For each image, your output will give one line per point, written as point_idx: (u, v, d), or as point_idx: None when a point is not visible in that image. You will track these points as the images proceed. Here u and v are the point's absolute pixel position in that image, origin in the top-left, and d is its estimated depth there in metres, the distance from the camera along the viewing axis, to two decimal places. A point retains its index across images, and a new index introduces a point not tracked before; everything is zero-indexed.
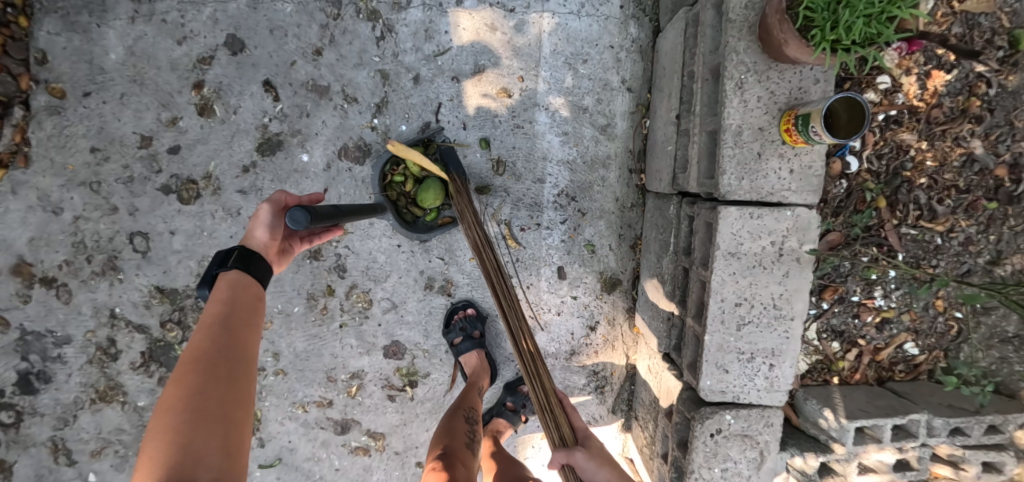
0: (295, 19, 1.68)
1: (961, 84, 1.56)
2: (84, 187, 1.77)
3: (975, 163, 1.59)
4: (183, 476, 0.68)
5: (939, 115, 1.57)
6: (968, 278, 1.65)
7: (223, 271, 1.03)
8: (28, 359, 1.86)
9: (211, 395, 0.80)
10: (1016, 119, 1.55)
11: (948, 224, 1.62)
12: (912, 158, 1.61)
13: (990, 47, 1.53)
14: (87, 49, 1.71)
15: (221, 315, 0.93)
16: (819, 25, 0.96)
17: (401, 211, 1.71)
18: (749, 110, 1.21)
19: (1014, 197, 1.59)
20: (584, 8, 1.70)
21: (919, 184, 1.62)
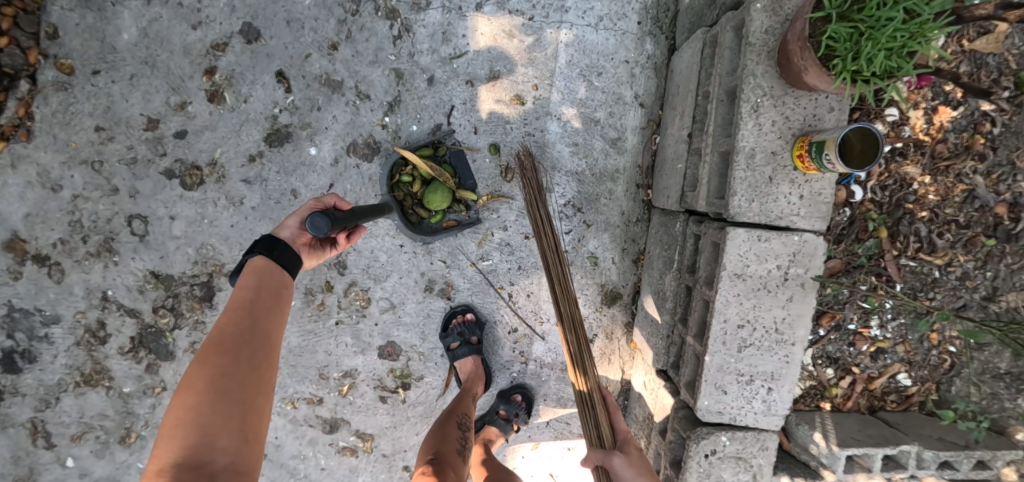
0: (314, 12, 1.68)
1: (967, 121, 1.58)
2: (86, 165, 1.75)
3: (976, 200, 1.61)
4: (200, 455, 0.78)
5: (943, 151, 1.59)
6: (964, 313, 1.66)
7: (253, 254, 1.11)
8: (15, 336, 1.82)
9: (232, 377, 0.88)
10: (1019, 160, 1.56)
11: (947, 258, 1.64)
12: (915, 191, 1.63)
13: (997, 87, 1.55)
14: (101, 27, 1.70)
15: (246, 301, 1.01)
16: (841, 55, 0.96)
17: (405, 212, 1.69)
18: (763, 133, 1.22)
19: (1012, 236, 1.60)
20: (603, 22, 1.72)
21: (920, 217, 1.63)
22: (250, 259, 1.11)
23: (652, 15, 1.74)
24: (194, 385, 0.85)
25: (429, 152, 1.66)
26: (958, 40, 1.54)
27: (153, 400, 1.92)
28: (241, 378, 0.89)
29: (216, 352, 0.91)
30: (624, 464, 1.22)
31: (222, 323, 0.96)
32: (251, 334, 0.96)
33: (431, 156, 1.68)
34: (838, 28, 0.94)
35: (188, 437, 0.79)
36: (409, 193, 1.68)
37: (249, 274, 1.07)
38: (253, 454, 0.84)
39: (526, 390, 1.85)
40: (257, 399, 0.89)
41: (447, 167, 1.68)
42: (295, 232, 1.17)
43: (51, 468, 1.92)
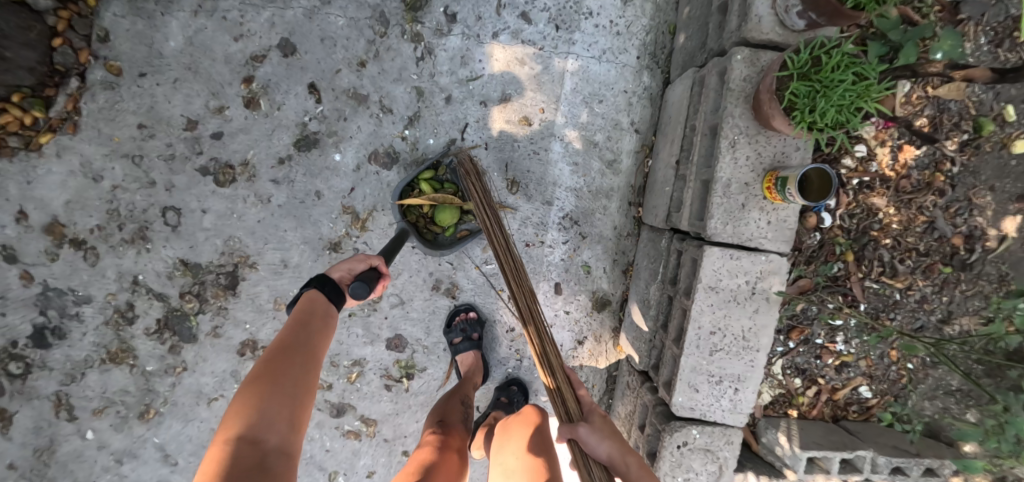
0: (346, 32, 1.85)
1: (929, 160, 1.81)
2: (127, 159, 1.90)
3: (935, 230, 1.82)
4: (257, 433, 1.01)
5: (907, 186, 1.81)
6: (921, 333, 1.86)
7: (308, 287, 1.39)
8: (46, 314, 1.96)
9: (289, 378, 1.13)
10: (974, 196, 1.78)
11: (907, 282, 1.83)
12: (880, 220, 1.82)
13: (958, 129, 1.78)
14: (149, 34, 1.86)
15: (301, 321, 1.28)
16: (800, 108, 1.17)
17: (421, 231, 1.86)
18: (738, 166, 1.41)
19: (967, 265, 1.81)
20: (605, 55, 1.91)
21: (884, 244, 1.83)
22: (306, 291, 1.38)
23: (650, 51, 1.93)
24: (259, 380, 1.11)
25: (431, 174, 1.81)
26: (923, 86, 1.76)
27: (173, 379, 2.06)
28: (295, 381, 1.14)
29: (278, 358, 1.17)
30: (592, 433, 1.23)
31: (283, 338, 1.22)
32: (304, 349, 1.22)
33: (434, 177, 1.83)
34: (798, 86, 1.15)
35: (250, 417, 1.03)
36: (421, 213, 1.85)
37: (304, 301, 1.34)
38: (296, 441, 1.06)
39: (521, 383, 2.03)
40: (304, 399, 1.13)
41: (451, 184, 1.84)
42: (343, 274, 1.46)
43: (71, 440, 2.04)
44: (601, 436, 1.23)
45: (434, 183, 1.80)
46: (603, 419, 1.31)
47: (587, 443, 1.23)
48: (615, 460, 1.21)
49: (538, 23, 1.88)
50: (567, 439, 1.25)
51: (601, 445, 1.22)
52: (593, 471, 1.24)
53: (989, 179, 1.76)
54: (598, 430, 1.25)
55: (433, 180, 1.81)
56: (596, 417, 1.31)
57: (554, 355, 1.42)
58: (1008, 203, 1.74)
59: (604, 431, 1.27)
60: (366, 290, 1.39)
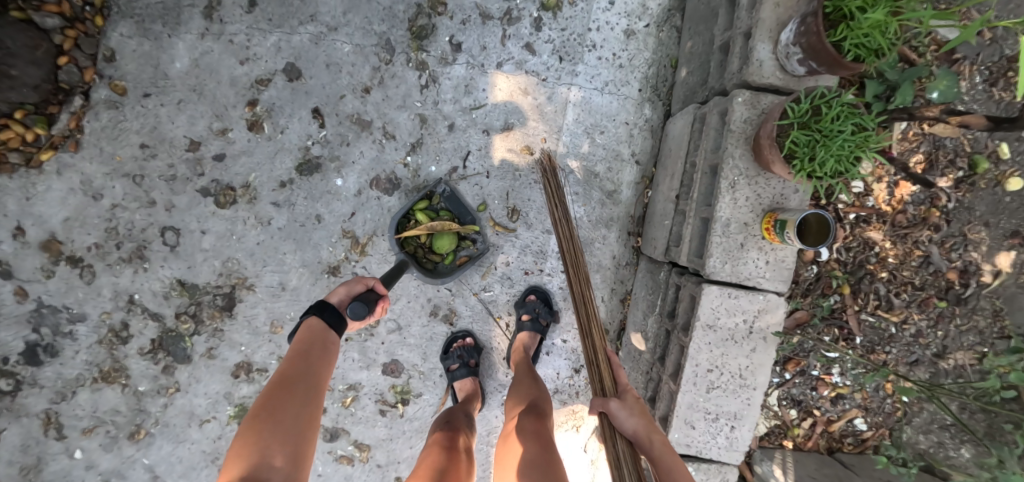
0: (351, 59, 1.87)
1: (925, 195, 1.80)
2: (127, 178, 1.90)
3: (930, 265, 1.82)
4: (261, 470, 1.09)
5: (903, 220, 1.81)
6: (915, 367, 1.86)
7: (308, 317, 1.49)
8: (40, 331, 1.94)
9: (289, 415, 1.22)
10: (969, 232, 1.79)
11: (902, 315, 1.84)
12: (877, 253, 1.83)
13: (953, 166, 1.79)
14: (155, 54, 1.86)
15: (301, 352, 1.37)
16: (799, 157, 1.19)
17: (421, 261, 1.89)
18: (738, 206, 1.42)
19: (962, 299, 1.82)
20: (608, 86, 1.93)
21: (880, 277, 1.84)
22: (305, 321, 1.47)
23: (652, 83, 1.95)
24: (261, 417, 1.19)
25: (425, 204, 1.86)
26: (919, 124, 1.78)
27: (165, 399, 2.04)
28: (296, 417, 1.23)
29: (279, 394, 1.25)
30: (622, 408, 1.31)
31: (283, 371, 1.31)
32: (304, 381, 1.31)
33: (428, 206, 1.88)
34: (797, 136, 1.17)
35: (252, 456, 1.11)
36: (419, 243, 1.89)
37: (303, 333, 1.43)
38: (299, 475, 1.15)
39: None
40: (305, 433, 1.22)
41: (445, 212, 1.89)
42: (343, 299, 1.55)
43: (59, 459, 2.01)
44: (627, 410, 1.30)
45: (429, 212, 1.85)
46: (637, 397, 1.38)
47: (617, 417, 1.30)
48: (639, 433, 1.27)
49: (542, 54, 1.91)
50: (599, 411, 1.34)
51: (629, 420, 1.29)
52: (619, 446, 1.31)
53: (984, 215, 1.78)
54: (629, 408, 1.32)
55: (427, 209, 1.86)
56: (629, 396, 1.37)
57: (601, 342, 1.52)
58: (1002, 238, 1.77)
59: (634, 409, 1.33)
60: (365, 310, 1.45)
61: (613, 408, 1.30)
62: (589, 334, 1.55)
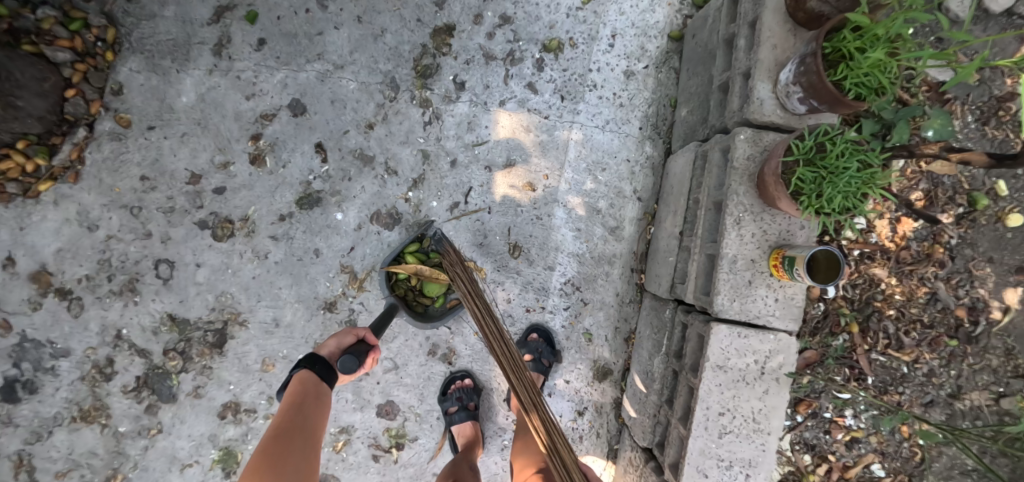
0: (357, 95, 1.89)
1: (927, 231, 1.80)
2: (125, 209, 1.87)
3: (938, 301, 1.80)
4: None
5: (907, 256, 1.79)
6: (931, 408, 1.79)
7: (297, 370, 1.48)
8: (19, 366, 1.86)
9: (287, 471, 1.21)
10: (975, 268, 1.78)
11: (913, 355, 1.79)
12: (883, 290, 1.80)
13: (952, 203, 1.78)
14: (162, 89, 1.88)
15: (295, 403, 1.37)
16: (807, 193, 1.18)
17: (411, 303, 1.87)
18: (744, 243, 1.40)
19: (972, 337, 1.78)
20: (608, 125, 1.96)
21: (889, 315, 1.80)
22: (297, 374, 1.47)
23: (652, 122, 1.98)
24: (257, 474, 1.17)
25: (416, 246, 1.84)
26: (916, 162, 1.79)
27: (146, 442, 1.93)
28: (293, 472, 1.22)
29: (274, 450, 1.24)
30: None
31: (278, 426, 1.30)
32: (298, 436, 1.30)
33: (419, 248, 1.86)
34: (804, 172, 1.17)
35: None
36: (408, 286, 1.86)
37: (294, 385, 1.43)
38: None
39: None
40: None
41: (436, 254, 1.86)
42: (332, 351, 1.56)
43: None
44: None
45: (419, 255, 1.83)
46: None
47: None
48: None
49: (544, 93, 1.94)
50: None
51: None
52: None
53: (987, 250, 1.78)
54: None
55: (418, 252, 1.84)
56: None
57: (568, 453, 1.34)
58: (1007, 274, 1.78)
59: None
60: (357, 363, 1.47)
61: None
62: (552, 448, 1.34)
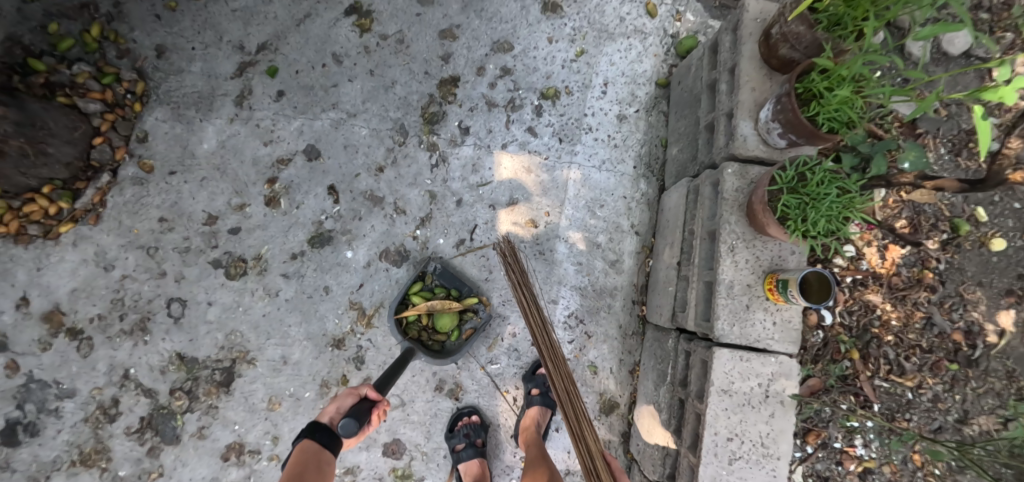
0: (368, 141, 2.01)
1: (914, 258, 1.87)
2: (141, 250, 1.94)
3: (933, 326, 1.86)
4: None
5: (898, 283, 1.86)
6: (940, 434, 1.82)
7: (299, 441, 1.49)
8: (23, 408, 1.85)
9: None
10: (965, 292, 1.85)
11: (916, 380, 1.84)
12: (878, 317, 1.86)
13: (936, 230, 1.87)
14: (185, 137, 2.00)
15: (296, 474, 1.36)
16: (793, 218, 1.28)
17: (427, 344, 1.88)
18: (739, 269, 1.47)
19: (971, 361, 1.84)
20: (604, 164, 2.08)
21: (887, 341, 1.85)
22: (299, 444, 1.48)
23: (646, 162, 2.10)
24: None
25: (419, 285, 1.86)
26: (897, 191, 1.88)
27: None
28: None
29: None
30: None
31: None
32: None
33: (422, 286, 1.89)
34: (789, 199, 1.26)
35: None
36: (419, 327, 1.88)
37: (296, 455, 1.44)
38: None
39: None
40: None
41: (440, 288, 1.88)
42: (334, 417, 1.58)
43: None
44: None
45: (424, 293, 1.86)
46: None
47: None
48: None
49: (543, 137, 2.07)
50: None
51: None
52: None
53: (975, 275, 1.86)
54: None
55: (422, 290, 1.86)
56: None
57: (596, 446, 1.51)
58: (998, 297, 1.86)
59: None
60: (359, 424, 1.48)
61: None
62: (581, 438, 1.52)
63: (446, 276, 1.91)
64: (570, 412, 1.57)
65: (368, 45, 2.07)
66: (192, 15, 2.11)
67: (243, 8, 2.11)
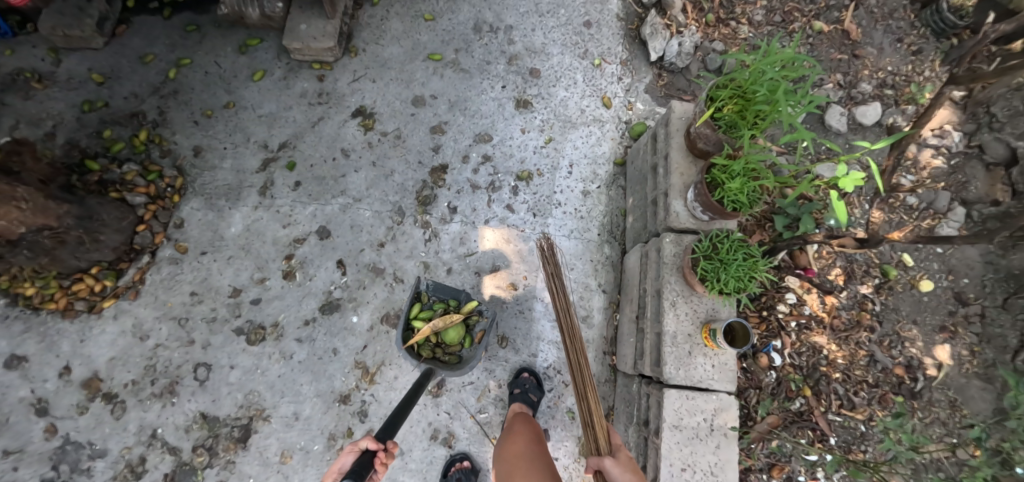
0: (371, 220, 2.37)
1: (853, 303, 2.48)
2: (173, 321, 2.23)
3: (878, 363, 2.42)
4: None
5: (841, 324, 2.44)
6: (892, 460, 2.29)
7: None
8: (58, 468, 2.07)
9: None
10: (902, 331, 2.47)
11: (866, 413, 2.34)
12: (826, 356, 2.40)
13: (869, 275, 2.52)
14: (215, 222, 2.35)
15: None
16: (712, 279, 1.65)
17: (443, 357, 2.09)
18: (681, 320, 1.77)
19: (914, 392, 2.39)
20: (572, 233, 2.42)
21: (836, 378, 2.37)
22: None
23: (608, 229, 2.45)
24: None
25: (418, 305, 2.10)
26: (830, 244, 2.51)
27: None
28: None
29: None
30: (614, 466, 1.62)
31: None
32: None
33: (421, 306, 2.13)
34: (706, 264, 1.64)
35: None
36: (432, 345, 2.09)
37: None
38: None
39: None
40: None
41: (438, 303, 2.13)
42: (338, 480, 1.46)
43: None
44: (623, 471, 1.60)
45: (425, 312, 2.08)
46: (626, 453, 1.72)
47: (611, 473, 1.61)
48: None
49: (520, 212, 2.43)
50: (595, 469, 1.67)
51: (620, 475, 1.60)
52: None
53: (910, 314, 2.50)
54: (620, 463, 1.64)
55: (422, 310, 2.09)
56: (621, 455, 1.70)
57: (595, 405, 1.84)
58: (932, 335, 2.47)
59: (628, 469, 1.62)
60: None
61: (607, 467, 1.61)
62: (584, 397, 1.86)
63: (440, 290, 2.18)
64: (578, 380, 1.92)
65: (371, 141, 2.49)
66: (225, 121, 2.54)
67: (268, 114, 2.54)
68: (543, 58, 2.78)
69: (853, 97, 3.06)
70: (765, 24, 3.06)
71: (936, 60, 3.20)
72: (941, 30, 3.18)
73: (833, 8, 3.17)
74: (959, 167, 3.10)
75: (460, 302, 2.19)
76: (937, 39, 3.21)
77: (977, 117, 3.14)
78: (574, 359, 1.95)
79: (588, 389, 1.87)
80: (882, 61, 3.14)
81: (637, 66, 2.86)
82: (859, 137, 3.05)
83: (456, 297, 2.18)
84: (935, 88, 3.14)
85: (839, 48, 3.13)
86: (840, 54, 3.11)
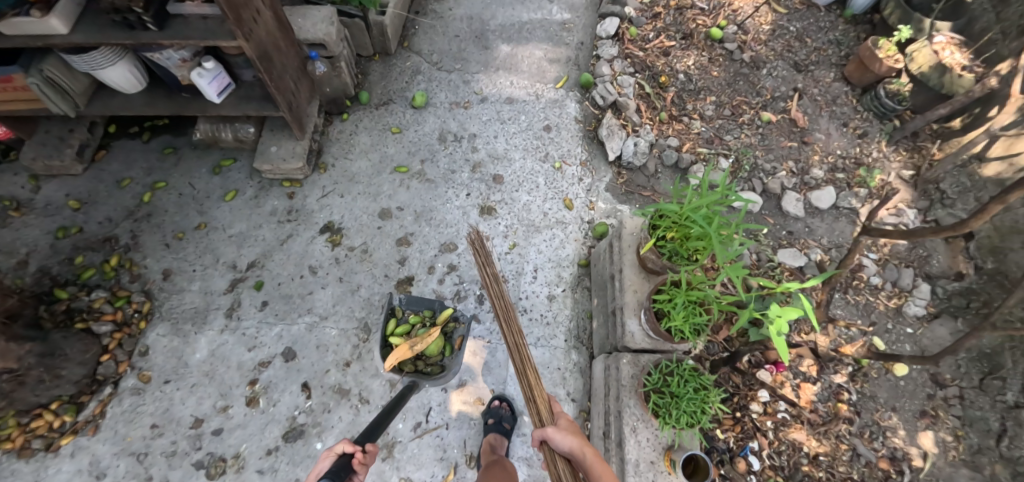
0: (337, 339, 2.37)
1: (829, 393, 2.46)
2: (131, 456, 2.16)
3: (861, 457, 2.34)
4: None
5: (818, 418, 2.39)
6: None
7: None
8: None
9: None
10: (880, 420, 2.42)
11: None
12: (806, 454, 2.33)
13: (842, 364, 2.51)
14: (180, 348, 2.35)
15: None
16: (662, 412, 1.75)
17: (425, 368, 2.13)
18: (643, 447, 1.76)
19: None
20: (539, 340, 2.43)
21: (819, 477, 2.29)
22: None
23: (575, 334, 2.46)
24: None
25: (394, 322, 2.18)
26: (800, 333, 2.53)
27: None
28: None
29: None
30: (557, 433, 1.62)
31: None
32: None
33: (397, 321, 2.20)
34: (655, 398, 1.75)
35: None
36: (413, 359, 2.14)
37: None
38: None
39: None
40: None
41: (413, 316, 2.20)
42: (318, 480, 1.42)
43: None
44: (563, 434, 1.60)
45: (403, 329, 2.14)
46: (568, 421, 1.72)
47: (554, 440, 1.61)
48: (574, 449, 1.56)
49: (486, 322, 2.45)
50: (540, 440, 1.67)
51: (563, 441, 1.60)
52: (561, 468, 1.66)
53: (888, 402, 2.46)
54: (563, 431, 1.64)
55: (398, 326, 2.16)
56: (563, 422, 1.71)
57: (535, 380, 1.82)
58: (912, 424, 2.43)
59: (569, 431, 1.64)
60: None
61: (549, 435, 1.62)
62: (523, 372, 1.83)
63: (413, 303, 2.25)
64: (516, 355, 1.86)
65: (338, 257, 2.54)
66: (195, 243, 2.59)
67: (238, 233, 2.61)
68: (506, 163, 2.90)
69: (807, 182, 3.16)
70: (716, 118, 3.23)
71: (882, 141, 3.36)
72: (884, 112, 3.36)
73: (779, 99, 3.35)
74: (919, 242, 3.15)
75: (435, 311, 2.25)
76: (881, 121, 3.39)
77: (929, 194, 3.25)
78: (510, 337, 1.89)
79: (526, 365, 1.82)
80: (830, 146, 3.29)
81: (596, 166, 2.98)
82: (818, 220, 3.13)
83: (432, 309, 2.24)
84: (883, 170, 3.27)
85: (789, 137, 3.27)
86: (790, 141, 3.25)
